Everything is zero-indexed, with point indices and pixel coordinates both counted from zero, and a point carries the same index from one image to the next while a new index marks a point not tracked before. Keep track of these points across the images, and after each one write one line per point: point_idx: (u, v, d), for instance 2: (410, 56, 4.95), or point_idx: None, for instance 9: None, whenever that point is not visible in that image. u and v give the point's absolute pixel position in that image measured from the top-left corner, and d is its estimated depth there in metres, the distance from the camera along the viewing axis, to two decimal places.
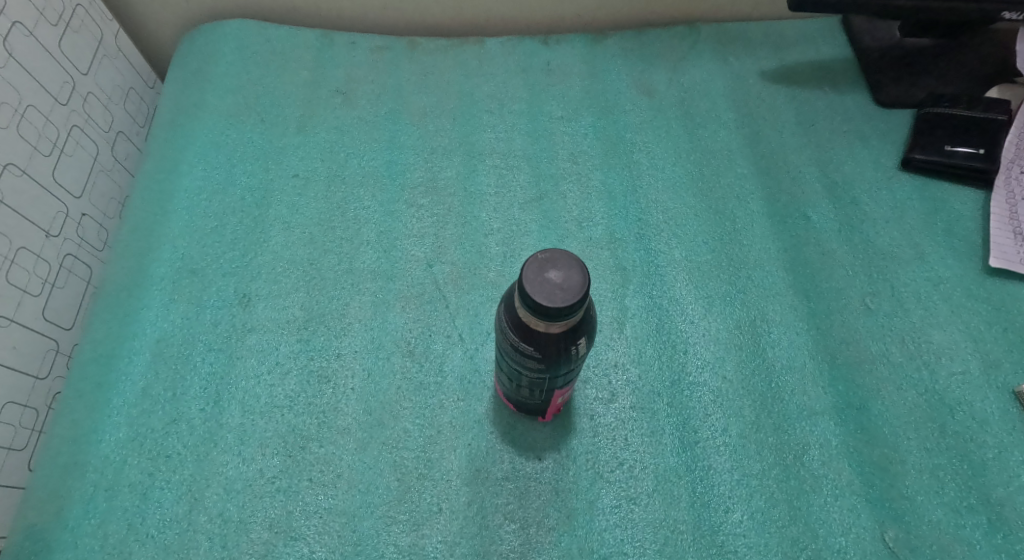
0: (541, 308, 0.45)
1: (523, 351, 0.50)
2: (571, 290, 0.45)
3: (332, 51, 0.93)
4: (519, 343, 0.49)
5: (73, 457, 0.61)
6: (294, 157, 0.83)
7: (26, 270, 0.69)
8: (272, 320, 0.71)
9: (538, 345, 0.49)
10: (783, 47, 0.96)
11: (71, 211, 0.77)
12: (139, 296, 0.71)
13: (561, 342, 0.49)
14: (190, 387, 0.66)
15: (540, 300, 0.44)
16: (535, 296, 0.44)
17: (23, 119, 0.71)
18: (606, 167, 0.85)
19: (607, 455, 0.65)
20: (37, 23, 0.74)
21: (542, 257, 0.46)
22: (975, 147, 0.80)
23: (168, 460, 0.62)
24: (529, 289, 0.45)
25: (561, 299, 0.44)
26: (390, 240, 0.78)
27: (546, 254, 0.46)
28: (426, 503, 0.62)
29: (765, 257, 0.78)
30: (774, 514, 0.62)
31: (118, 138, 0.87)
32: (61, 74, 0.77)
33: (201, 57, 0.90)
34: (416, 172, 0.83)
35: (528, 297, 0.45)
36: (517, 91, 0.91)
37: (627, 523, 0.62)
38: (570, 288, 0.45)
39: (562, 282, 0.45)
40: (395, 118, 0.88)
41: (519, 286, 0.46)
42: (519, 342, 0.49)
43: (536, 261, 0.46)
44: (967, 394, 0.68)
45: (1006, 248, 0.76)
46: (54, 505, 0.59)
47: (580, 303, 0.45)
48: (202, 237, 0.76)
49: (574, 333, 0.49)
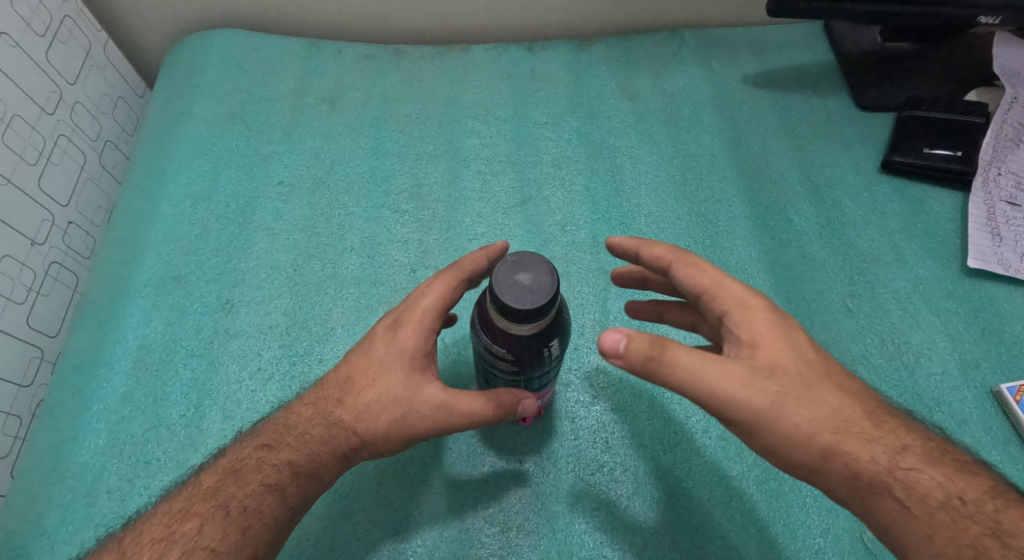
0: (511, 310, 0.45)
1: (496, 354, 0.50)
2: (540, 291, 0.45)
3: (318, 60, 0.94)
4: (493, 346, 0.50)
5: (53, 464, 0.61)
6: (280, 164, 0.84)
7: (11, 277, 0.70)
8: (254, 325, 0.71)
9: (511, 347, 0.49)
10: (765, 52, 0.97)
11: (57, 219, 0.77)
12: (121, 303, 0.71)
13: (535, 339, 0.48)
14: (172, 393, 0.66)
15: (509, 302, 0.45)
16: (503, 298, 0.45)
17: (10, 129, 0.71)
18: (570, 189, 0.84)
19: (588, 458, 0.65)
20: (23, 34, 0.74)
21: (511, 259, 0.47)
22: (952, 150, 0.81)
23: (148, 465, 0.62)
24: (498, 291, 0.45)
25: (529, 300, 0.45)
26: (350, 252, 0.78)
27: (516, 256, 0.47)
28: (406, 507, 0.63)
29: (746, 259, 0.79)
30: (752, 516, 0.62)
31: (106, 147, 0.88)
32: (48, 84, 0.77)
33: (188, 66, 0.91)
34: (401, 178, 0.84)
35: (498, 299, 0.46)
36: (502, 97, 0.92)
37: (606, 526, 0.62)
38: (539, 290, 0.45)
39: (530, 284, 0.45)
40: (381, 125, 0.89)
41: (490, 288, 0.46)
42: (494, 344, 0.49)
43: (506, 264, 0.46)
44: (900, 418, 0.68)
45: (983, 248, 0.76)
46: (33, 513, 0.59)
47: (550, 304, 0.45)
48: (187, 244, 0.76)
49: (548, 334, 0.49)
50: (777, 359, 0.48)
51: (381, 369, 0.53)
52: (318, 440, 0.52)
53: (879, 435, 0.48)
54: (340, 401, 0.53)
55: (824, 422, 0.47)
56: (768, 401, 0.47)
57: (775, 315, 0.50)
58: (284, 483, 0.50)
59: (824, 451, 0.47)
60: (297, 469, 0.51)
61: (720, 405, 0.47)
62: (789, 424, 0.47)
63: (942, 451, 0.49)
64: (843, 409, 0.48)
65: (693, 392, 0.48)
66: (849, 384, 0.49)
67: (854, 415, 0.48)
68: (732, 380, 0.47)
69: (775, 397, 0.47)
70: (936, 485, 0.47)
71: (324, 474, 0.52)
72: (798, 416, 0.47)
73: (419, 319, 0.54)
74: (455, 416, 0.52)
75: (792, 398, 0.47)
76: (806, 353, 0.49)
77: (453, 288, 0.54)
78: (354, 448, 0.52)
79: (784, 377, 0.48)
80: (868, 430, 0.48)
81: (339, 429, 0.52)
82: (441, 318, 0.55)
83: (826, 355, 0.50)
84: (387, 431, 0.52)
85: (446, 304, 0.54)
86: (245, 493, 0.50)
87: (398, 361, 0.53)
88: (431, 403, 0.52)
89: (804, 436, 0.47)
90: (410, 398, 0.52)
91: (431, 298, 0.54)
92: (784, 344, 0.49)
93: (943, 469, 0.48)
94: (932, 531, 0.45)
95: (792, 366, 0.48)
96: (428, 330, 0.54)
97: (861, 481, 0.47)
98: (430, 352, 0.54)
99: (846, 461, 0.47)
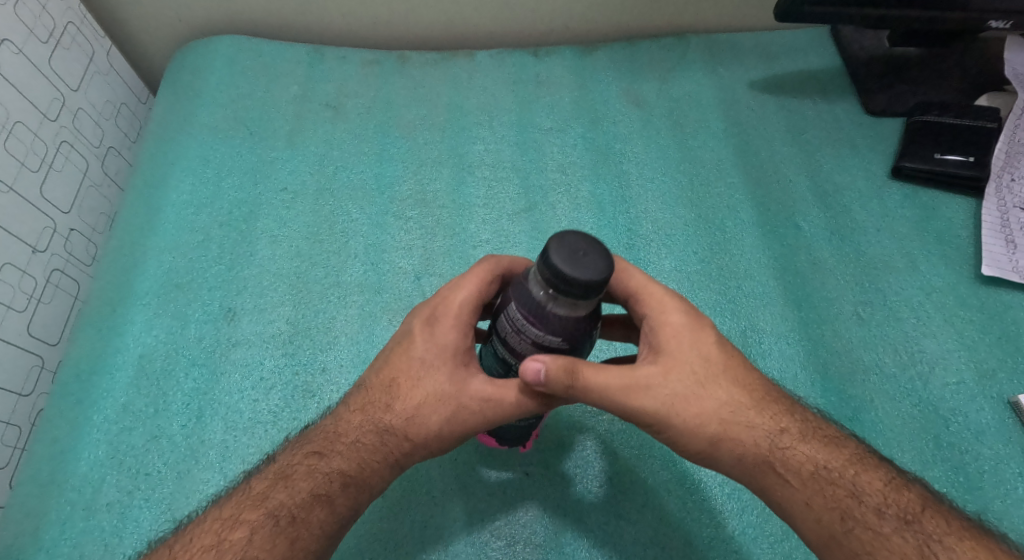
0: (589, 285, 0.39)
1: (550, 350, 0.44)
2: (605, 256, 0.40)
3: (322, 66, 0.94)
4: (546, 342, 0.43)
5: (51, 476, 0.60)
6: (283, 171, 0.83)
7: (12, 285, 0.69)
8: (257, 334, 0.70)
9: (569, 335, 0.43)
10: (772, 57, 0.96)
11: (58, 226, 0.76)
12: (123, 311, 0.70)
13: (593, 321, 0.44)
14: (173, 403, 0.65)
15: (586, 277, 0.39)
16: (579, 276, 0.39)
17: (12, 135, 0.70)
18: (576, 195, 0.83)
19: (595, 469, 0.64)
20: (26, 40, 0.74)
21: (557, 238, 0.41)
22: (965, 155, 0.80)
23: (149, 478, 0.61)
24: (569, 271, 0.39)
25: (603, 268, 0.40)
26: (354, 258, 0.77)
27: (559, 235, 0.41)
28: (411, 519, 0.61)
29: (755, 266, 0.77)
30: (765, 529, 0.61)
31: (108, 153, 0.87)
32: (51, 90, 0.77)
33: (191, 72, 0.90)
34: (405, 184, 0.83)
35: (568, 280, 0.39)
36: (507, 103, 0.92)
37: (615, 539, 0.60)
38: (603, 256, 0.40)
39: (593, 253, 0.40)
40: (385, 132, 0.88)
41: (552, 273, 0.40)
42: (548, 337, 0.43)
43: (557, 244, 0.40)
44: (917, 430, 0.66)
45: (998, 255, 0.75)
46: (29, 526, 0.57)
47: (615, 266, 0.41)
48: (189, 252, 0.75)
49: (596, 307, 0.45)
50: (676, 359, 0.48)
51: (426, 369, 0.49)
52: (367, 448, 0.49)
53: (759, 418, 0.48)
54: (388, 406, 0.50)
55: (713, 414, 0.47)
56: (664, 404, 0.47)
57: (684, 315, 0.49)
58: (335, 493, 0.48)
59: (714, 440, 0.47)
60: (348, 479, 0.49)
61: (616, 408, 0.47)
62: (683, 421, 0.47)
63: (816, 427, 0.50)
64: (731, 396, 0.48)
65: (599, 399, 0.46)
66: (740, 371, 0.49)
67: (740, 402, 0.48)
68: (632, 385, 0.46)
69: (669, 398, 0.47)
70: (807, 457, 0.48)
71: (374, 485, 0.49)
72: (689, 411, 0.47)
73: (455, 315, 0.50)
74: (505, 409, 0.48)
75: (686, 396, 0.47)
76: (703, 350, 0.48)
77: (491, 280, 0.51)
78: (404, 457, 0.50)
79: (680, 373, 0.47)
80: (750, 413, 0.48)
81: (390, 435, 0.49)
82: (478, 311, 0.51)
83: (728, 348, 0.50)
84: (438, 430, 0.49)
85: (484, 298, 0.51)
86: (294, 500, 0.47)
87: (442, 358, 0.49)
88: (478, 397, 0.48)
89: (695, 429, 0.47)
90: (456, 395, 0.48)
91: (467, 290, 0.50)
92: (687, 342, 0.48)
93: (819, 444, 0.48)
94: (810, 501, 0.47)
95: (689, 364, 0.48)
96: (466, 324, 0.50)
97: (747, 462, 0.48)
98: (470, 347, 0.50)
99: (732, 447, 0.48)
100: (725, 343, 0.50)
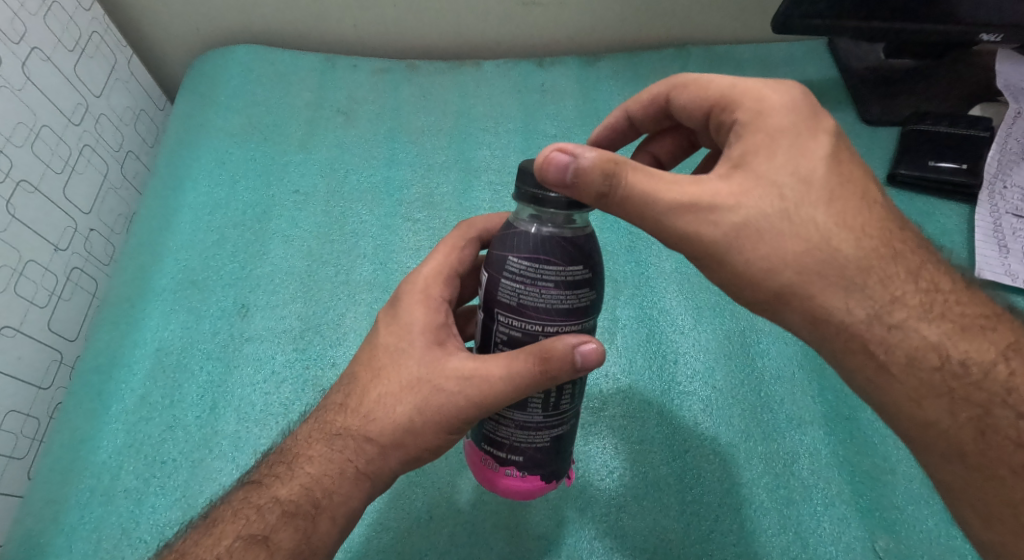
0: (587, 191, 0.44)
1: (571, 280, 0.44)
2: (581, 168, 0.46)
3: (334, 74, 0.97)
4: (566, 270, 0.43)
5: (72, 463, 0.62)
6: (295, 174, 0.86)
7: (34, 282, 0.71)
8: (269, 329, 0.73)
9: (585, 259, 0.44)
10: (771, 68, 0.99)
11: (79, 226, 0.79)
12: (141, 306, 0.72)
13: (597, 244, 0.46)
14: (188, 394, 0.67)
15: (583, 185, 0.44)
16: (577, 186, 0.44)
17: (38, 138, 0.73)
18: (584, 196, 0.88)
19: (597, 463, 0.66)
20: (54, 49, 0.77)
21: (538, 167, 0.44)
22: (958, 163, 0.82)
23: (164, 466, 0.63)
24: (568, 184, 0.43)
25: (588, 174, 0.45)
26: (365, 258, 0.79)
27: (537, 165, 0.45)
28: (417, 510, 0.63)
29: None
30: (763, 522, 0.63)
31: (128, 157, 0.90)
32: (75, 96, 0.80)
33: (209, 80, 0.94)
34: (413, 188, 0.86)
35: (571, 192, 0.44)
36: (512, 110, 0.94)
37: (617, 531, 0.62)
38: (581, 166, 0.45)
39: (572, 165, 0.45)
40: (394, 136, 0.91)
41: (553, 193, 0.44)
42: (570, 268, 0.43)
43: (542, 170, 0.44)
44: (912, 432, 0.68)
45: (990, 259, 0.77)
46: (50, 511, 0.59)
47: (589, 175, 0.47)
48: (205, 250, 0.78)
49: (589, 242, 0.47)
50: (753, 186, 0.43)
51: (393, 358, 0.50)
52: (318, 462, 0.49)
53: (868, 288, 0.43)
54: (344, 413, 0.50)
55: (791, 258, 0.42)
56: (728, 236, 0.43)
57: (794, 124, 0.44)
58: (274, 528, 0.47)
59: (779, 292, 0.43)
60: (289, 510, 0.48)
61: (672, 235, 0.44)
62: (748, 261, 0.43)
63: (947, 306, 0.46)
64: (811, 239, 0.43)
65: (655, 215, 0.43)
66: (847, 206, 0.44)
67: (839, 260, 0.43)
68: (698, 206, 0.43)
69: (734, 227, 0.43)
70: (933, 346, 0.45)
71: (329, 507, 0.48)
72: (761, 251, 0.43)
73: (423, 288, 0.53)
74: (489, 383, 0.46)
75: (758, 228, 0.43)
76: (797, 173, 0.43)
77: (463, 247, 0.56)
78: (365, 464, 0.48)
79: (757, 200, 0.43)
80: (860, 280, 0.43)
81: (346, 439, 0.49)
82: (445, 282, 0.54)
83: (835, 172, 0.44)
84: (409, 420, 0.48)
85: (455, 266, 0.55)
86: (231, 546, 0.47)
87: (408, 342, 0.50)
88: (455, 373, 0.47)
89: (765, 284, 0.43)
90: (429, 377, 0.48)
91: (436, 262, 0.54)
92: (778, 161, 0.43)
93: (943, 329, 0.45)
94: (918, 391, 0.45)
95: (777, 188, 0.43)
96: (436, 296, 0.52)
97: (844, 340, 0.44)
98: (445, 323, 0.51)
99: (805, 304, 0.43)
100: (834, 161, 0.44)
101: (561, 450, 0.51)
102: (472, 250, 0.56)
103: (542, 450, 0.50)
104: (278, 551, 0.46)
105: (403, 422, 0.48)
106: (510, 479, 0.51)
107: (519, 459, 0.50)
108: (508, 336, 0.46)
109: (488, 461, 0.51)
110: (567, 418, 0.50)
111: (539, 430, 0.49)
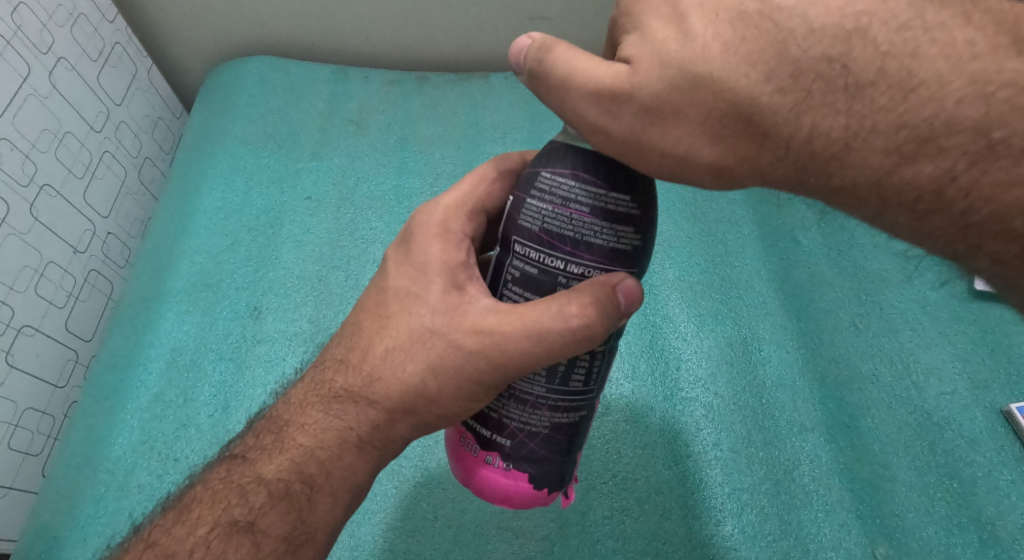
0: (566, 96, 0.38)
1: (610, 205, 0.39)
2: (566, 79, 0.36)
3: (347, 85, 0.99)
4: (608, 191, 0.39)
5: (87, 459, 0.63)
6: (307, 181, 0.88)
7: (53, 283, 0.73)
8: (280, 331, 0.75)
9: (629, 185, 0.39)
10: None
11: (97, 230, 0.81)
12: (157, 308, 0.74)
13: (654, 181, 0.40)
14: (201, 393, 0.69)
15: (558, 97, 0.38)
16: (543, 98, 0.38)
17: (61, 144, 0.76)
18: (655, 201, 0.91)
19: (600, 466, 0.67)
20: (78, 59, 0.80)
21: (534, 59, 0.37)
22: None
23: (177, 463, 0.64)
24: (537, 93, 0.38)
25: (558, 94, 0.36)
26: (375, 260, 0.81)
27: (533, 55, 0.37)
28: (423, 510, 0.64)
29: (755, 278, 0.82)
30: (764, 528, 0.63)
31: (145, 163, 0.92)
32: (97, 103, 0.83)
33: (225, 89, 0.96)
34: (422, 196, 0.88)
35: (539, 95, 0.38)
36: (519, 120, 0.96)
37: (621, 533, 0.63)
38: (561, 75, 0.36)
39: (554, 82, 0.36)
40: (404, 146, 0.93)
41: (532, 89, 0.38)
42: (612, 194, 0.39)
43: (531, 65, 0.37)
44: (913, 439, 0.69)
45: None
46: (65, 506, 0.61)
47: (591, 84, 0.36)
48: (219, 254, 0.80)
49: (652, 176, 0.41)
50: None
51: (404, 305, 0.44)
52: (310, 433, 0.45)
53: (912, 121, 0.30)
54: (344, 371, 0.45)
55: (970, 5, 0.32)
56: (639, 117, 0.33)
57: None
58: (259, 512, 0.44)
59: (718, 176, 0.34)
60: (278, 491, 0.45)
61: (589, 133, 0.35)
62: (653, 148, 0.34)
63: None
64: (774, 73, 0.31)
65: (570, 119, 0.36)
66: None
67: (837, 89, 0.31)
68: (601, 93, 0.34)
69: (641, 114, 0.33)
70: None
71: (327, 483, 0.45)
72: (704, 97, 0.32)
73: (442, 221, 0.46)
74: (516, 342, 0.40)
75: (697, 80, 0.32)
76: None
77: (494, 180, 0.48)
78: (368, 432, 0.44)
79: (725, 28, 0.31)
80: (903, 111, 0.30)
81: (347, 402, 0.44)
82: (470, 214, 0.47)
83: None
84: (421, 382, 0.42)
85: (483, 199, 0.48)
86: (210, 535, 0.44)
87: (422, 286, 0.44)
88: (475, 330, 0.41)
89: (705, 142, 0.33)
90: (445, 330, 0.42)
91: (461, 192, 0.48)
92: None
93: None
94: None
95: None
96: (457, 232, 0.46)
97: (922, 207, 0.34)
98: (466, 262, 0.45)
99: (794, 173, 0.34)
100: None
101: (557, 444, 0.45)
102: (504, 186, 0.49)
103: (534, 437, 0.45)
104: (266, 538, 0.44)
105: (414, 384, 0.42)
106: (491, 468, 0.46)
107: (506, 440, 0.45)
108: (521, 273, 0.41)
109: (470, 442, 0.47)
110: (568, 407, 0.44)
111: (537, 409, 0.44)
